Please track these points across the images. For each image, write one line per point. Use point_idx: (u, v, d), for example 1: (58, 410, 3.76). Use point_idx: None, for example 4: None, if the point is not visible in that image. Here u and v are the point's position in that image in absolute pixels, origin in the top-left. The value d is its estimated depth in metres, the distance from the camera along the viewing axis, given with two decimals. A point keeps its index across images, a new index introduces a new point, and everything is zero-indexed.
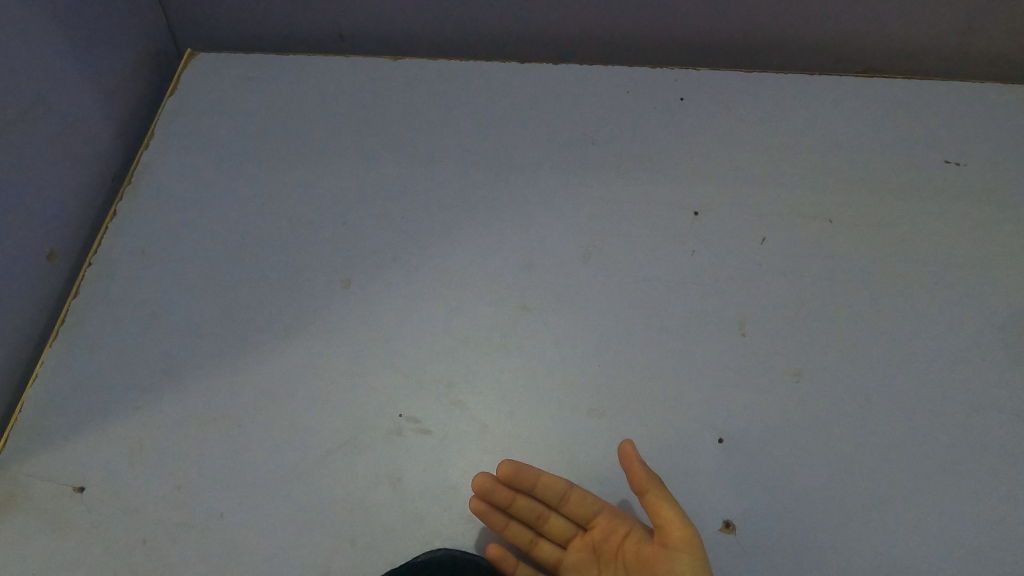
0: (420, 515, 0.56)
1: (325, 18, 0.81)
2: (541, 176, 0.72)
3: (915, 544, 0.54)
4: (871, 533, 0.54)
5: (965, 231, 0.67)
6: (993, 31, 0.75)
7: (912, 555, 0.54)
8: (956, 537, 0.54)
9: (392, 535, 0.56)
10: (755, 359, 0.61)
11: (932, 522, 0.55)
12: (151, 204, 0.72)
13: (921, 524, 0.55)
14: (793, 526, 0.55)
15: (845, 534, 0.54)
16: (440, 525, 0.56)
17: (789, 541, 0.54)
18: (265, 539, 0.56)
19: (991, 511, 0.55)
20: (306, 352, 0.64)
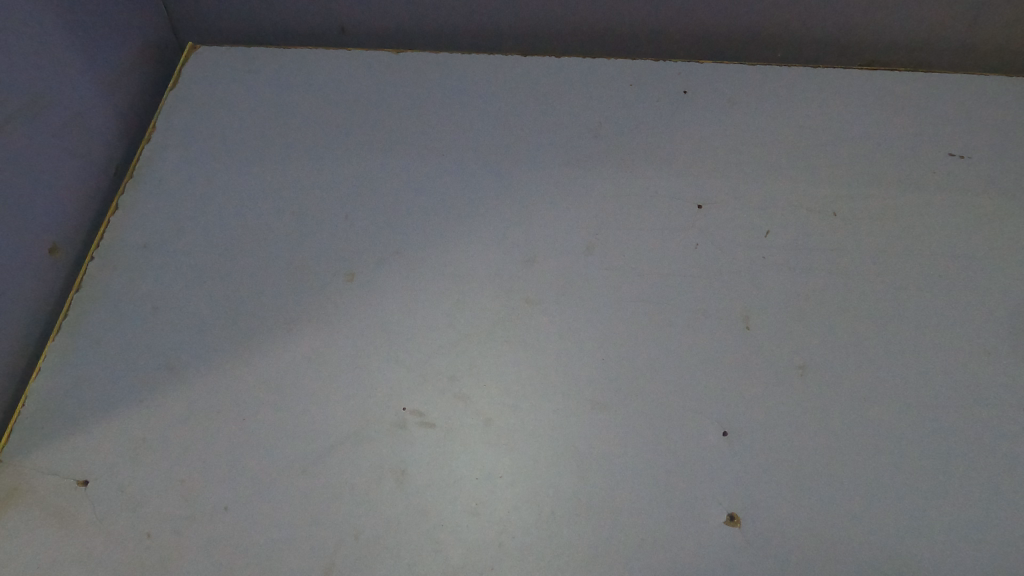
0: (434, 535, 0.63)
1: (331, 14, 0.95)
2: (528, 162, 0.84)
3: (884, 529, 0.63)
4: (847, 530, 0.63)
5: (953, 213, 0.79)
6: (959, 20, 0.89)
7: (882, 549, 0.62)
8: (922, 543, 0.62)
9: (417, 528, 0.63)
10: (726, 318, 0.73)
11: (900, 508, 0.63)
12: (155, 192, 0.83)
13: (887, 509, 0.63)
14: (783, 521, 0.63)
15: (818, 520, 0.63)
16: (448, 540, 0.63)
17: (782, 542, 0.62)
18: (289, 528, 0.63)
19: (959, 506, 0.64)
20: (337, 317, 0.73)
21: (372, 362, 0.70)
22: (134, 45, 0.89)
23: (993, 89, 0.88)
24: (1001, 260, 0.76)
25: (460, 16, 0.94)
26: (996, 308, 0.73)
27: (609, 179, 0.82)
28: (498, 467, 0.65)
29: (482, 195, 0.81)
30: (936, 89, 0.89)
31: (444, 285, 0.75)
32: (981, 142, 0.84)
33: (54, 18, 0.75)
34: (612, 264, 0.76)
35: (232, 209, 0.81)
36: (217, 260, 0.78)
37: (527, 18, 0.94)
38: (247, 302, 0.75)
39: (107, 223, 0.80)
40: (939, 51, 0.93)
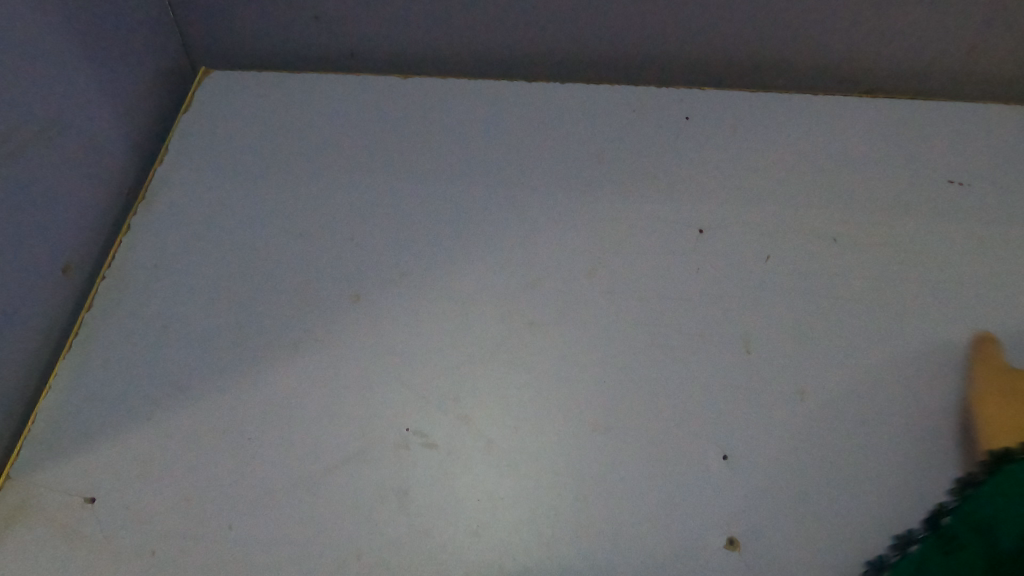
0: (436, 555, 0.63)
1: (341, 42, 0.98)
2: (532, 186, 0.85)
3: (884, 555, 0.63)
4: (847, 557, 0.63)
5: (953, 239, 0.80)
6: (957, 52, 0.91)
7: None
8: None
9: (419, 549, 0.63)
10: (726, 342, 0.73)
11: (900, 535, 0.64)
12: (167, 214, 0.85)
13: (886, 535, 0.64)
14: (783, 547, 0.63)
15: (818, 546, 0.63)
16: (450, 561, 0.63)
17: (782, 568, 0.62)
18: (291, 547, 0.64)
19: None
20: (343, 337, 0.74)
21: (377, 381, 0.71)
22: (149, 70, 0.92)
23: (990, 119, 0.90)
24: (1002, 286, 0.77)
25: (466, 44, 0.96)
26: (997, 333, 0.74)
27: (612, 204, 0.83)
28: (500, 489, 0.66)
29: (488, 218, 0.83)
30: (936, 117, 0.90)
31: (448, 307, 0.76)
32: (980, 170, 0.85)
33: (75, 46, 0.77)
34: (614, 287, 0.77)
35: (241, 230, 0.83)
36: (226, 281, 0.79)
37: (532, 47, 0.96)
38: (256, 321, 0.76)
39: (120, 243, 0.82)
40: (939, 79, 0.95)
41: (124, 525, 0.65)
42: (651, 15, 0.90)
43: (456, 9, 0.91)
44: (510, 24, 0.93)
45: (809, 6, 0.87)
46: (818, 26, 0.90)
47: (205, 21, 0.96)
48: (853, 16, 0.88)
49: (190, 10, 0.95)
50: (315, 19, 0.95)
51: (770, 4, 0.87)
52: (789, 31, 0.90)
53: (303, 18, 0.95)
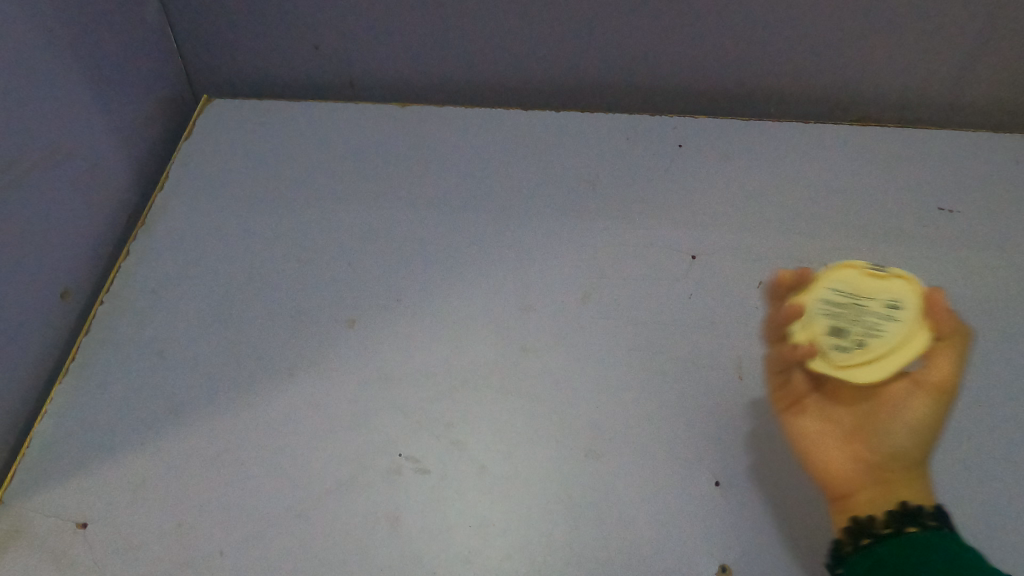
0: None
1: (340, 72, 1.00)
2: (526, 212, 0.86)
3: None
4: None
5: (944, 265, 0.81)
6: (945, 81, 0.93)
7: None
8: None
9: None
10: (718, 368, 0.74)
11: None
12: (166, 239, 0.86)
13: None
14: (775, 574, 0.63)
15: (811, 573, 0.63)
16: None
17: None
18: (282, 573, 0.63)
19: None
20: (338, 362, 0.75)
21: (371, 406, 0.72)
22: (152, 98, 0.94)
23: (981, 146, 0.91)
24: (993, 312, 0.77)
25: (463, 74, 0.98)
26: (988, 360, 0.74)
27: (605, 230, 0.84)
28: (492, 515, 0.66)
29: (483, 244, 0.84)
30: (926, 144, 0.91)
31: (442, 332, 0.77)
32: (970, 197, 0.86)
33: (79, 76, 0.79)
34: (606, 312, 0.78)
35: (239, 255, 0.84)
36: (223, 306, 0.80)
37: (527, 76, 0.98)
38: (251, 346, 0.77)
39: (119, 268, 0.83)
40: (930, 106, 0.96)
41: (115, 550, 0.64)
42: (643, 45, 0.92)
43: (453, 39, 0.93)
44: (506, 54, 0.95)
45: (797, 37, 0.89)
46: (807, 57, 0.91)
47: (207, 51, 0.99)
48: (841, 46, 0.90)
49: (192, 40, 0.97)
50: (315, 49, 0.97)
51: (760, 35, 0.89)
52: (779, 62, 0.92)
53: (303, 48, 0.97)
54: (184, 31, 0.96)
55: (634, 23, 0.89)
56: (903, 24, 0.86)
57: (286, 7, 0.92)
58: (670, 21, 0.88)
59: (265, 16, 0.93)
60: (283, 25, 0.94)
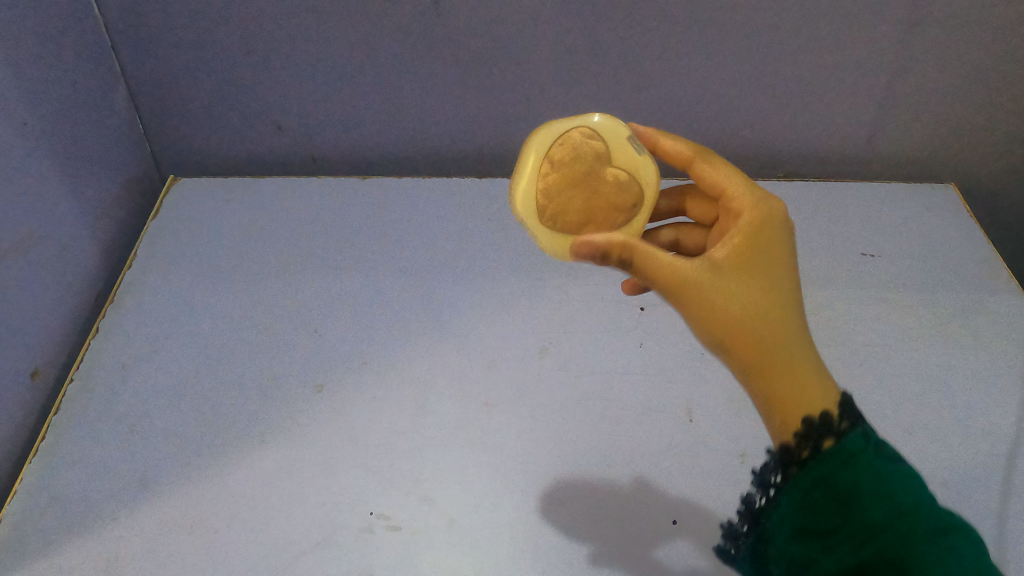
0: None
1: (302, 150, 1.05)
2: (485, 272, 0.92)
3: None
4: None
5: (867, 308, 0.89)
6: (856, 138, 1.03)
7: None
8: None
9: None
10: (670, 410, 0.79)
11: None
12: (134, 315, 0.88)
13: None
14: None
15: None
16: None
17: None
18: None
19: None
20: (307, 425, 0.77)
21: (340, 465, 0.74)
22: (120, 179, 0.97)
23: (890, 199, 1.03)
24: (914, 347, 0.85)
25: (420, 147, 1.05)
26: (915, 390, 0.81)
27: (558, 288, 0.90)
28: (463, 566, 0.68)
29: (445, 304, 0.88)
30: (843, 199, 1.03)
31: (409, 391, 0.80)
32: (886, 244, 0.97)
33: (51, 164, 0.83)
34: (565, 367, 0.82)
35: (207, 326, 0.87)
36: (193, 377, 0.82)
37: (479, 148, 1.05)
38: (222, 415, 0.79)
39: (89, 345, 0.85)
40: (846, 163, 1.07)
41: None
42: (586, 116, 1.00)
43: (409, 116, 1.00)
44: (459, 128, 1.02)
45: (722, 105, 0.99)
46: (733, 121, 1.01)
47: (174, 133, 1.03)
48: (763, 112, 0.99)
49: (159, 124, 1.02)
50: (279, 128, 1.02)
51: (687, 103, 0.98)
52: (707, 127, 1.01)
53: (268, 128, 1.02)
54: (151, 116, 1.01)
55: (575, 97, 0.98)
56: (812, 91, 0.97)
57: (252, 91, 0.98)
58: (607, 93, 0.97)
59: (231, 100, 0.99)
60: (249, 107, 1.00)
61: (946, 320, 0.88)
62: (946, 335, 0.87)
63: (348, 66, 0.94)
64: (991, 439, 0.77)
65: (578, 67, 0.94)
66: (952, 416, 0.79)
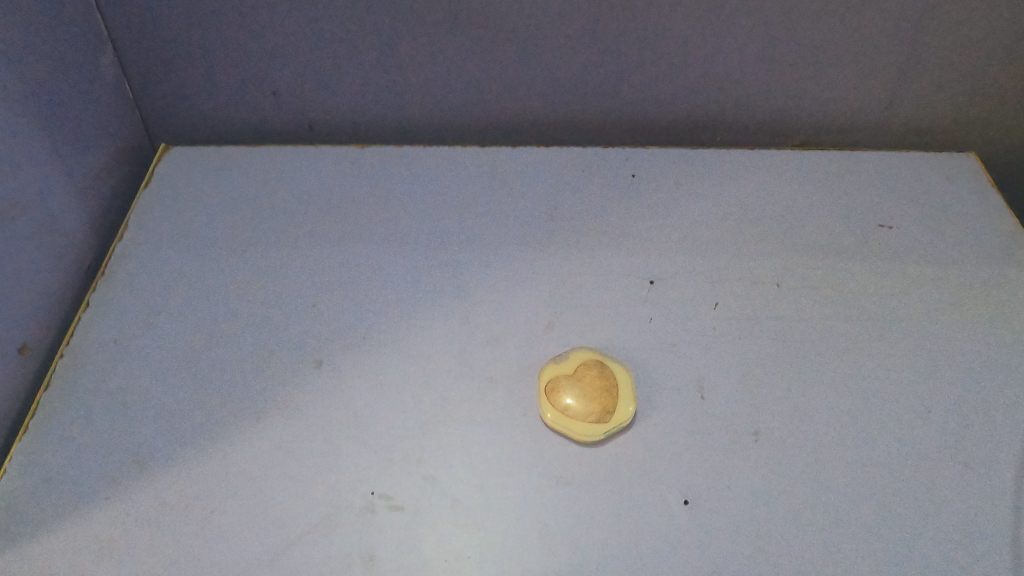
0: None
1: (298, 116, 1.01)
2: (488, 243, 0.88)
3: None
4: None
5: (886, 281, 0.86)
6: (876, 105, 0.99)
7: None
8: None
9: None
10: (681, 387, 0.76)
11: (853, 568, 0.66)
12: (126, 288, 0.85)
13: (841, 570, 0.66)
14: None
15: None
16: None
17: None
18: None
19: (908, 561, 0.67)
20: (306, 402, 0.75)
21: (339, 443, 0.72)
22: (109, 147, 0.94)
23: (911, 166, 0.98)
24: (934, 322, 0.83)
25: (420, 114, 1.01)
26: (933, 367, 0.79)
27: (565, 259, 0.87)
28: (468, 548, 0.66)
29: (448, 277, 0.85)
30: (862, 166, 0.98)
31: (411, 367, 0.77)
32: (905, 215, 0.93)
33: (35, 132, 0.79)
34: (572, 342, 0.80)
35: (201, 299, 0.84)
36: (187, 351, 0.80)
37: (482, 114, 1.00)
38: (218, 392, 0.76)
39: (79, 319, 0.82)
40: (863, 131, 1.02)
41: None
42: (593, 82, 0.96)
43: (409, 81, 0.96)
44: (462, 93, 0.98)
45: (737, 69, 0.94)
46: (747, 86, 0.96)
47: (164, 98, 0.99)
48: (779, 77, 0.95)
49: (148, 88, 0.98)
50: (274, 94, 0.98)
51: (700, 67, 0.94)
52: (720, 92, 0.97)
53: (262, 93, 0.98)
54: (140, 80, 0.97)
55: (582, 60, 0.93)
56: (831, 55, 0.92)
57: (246, 55, 0.94)
58: (617, 57, 0.93)
59: (223, 64, 0.95)
60: (242, 72, 0.96)
61: (967, 294, 0.85)
62: (968, 309, 0.84)
63: (346, 29, 0.90)
64: (1010, 418, 0.75)
65: (586, 29, 0.90)
66: (971, 394, 0.77)
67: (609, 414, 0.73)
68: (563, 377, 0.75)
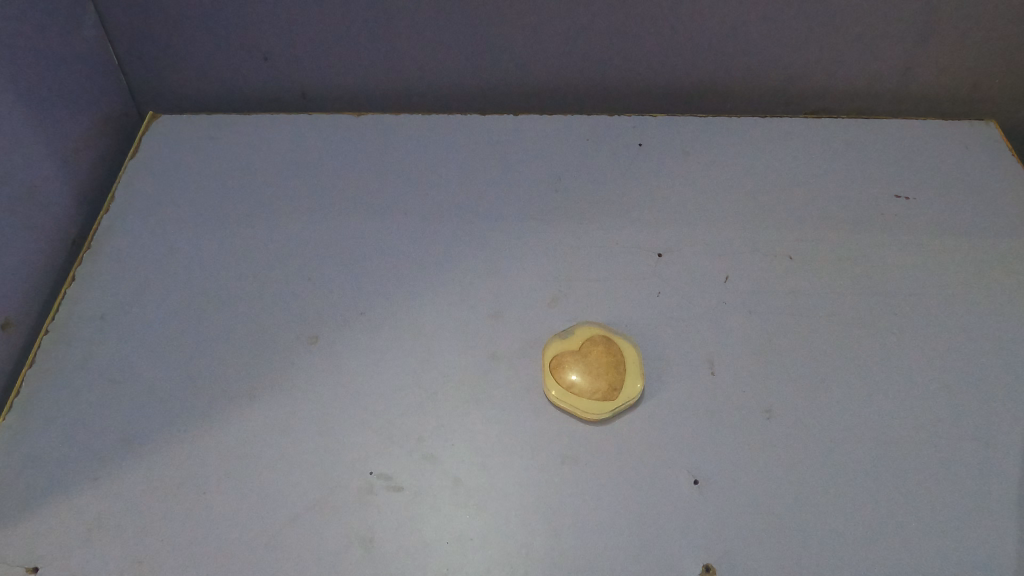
0: None
1: (291, 82, 0.97)
2: (490, 214, 0.85)
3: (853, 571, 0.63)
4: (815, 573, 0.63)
5: (904, 253, 0.83)
6: (894, 69, 0.95)
7: None
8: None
9: None
10: (690, 364, 0.74)
11: (867, 549, 0.64)
12: (113, 261, 0.82)
13: (855, 551, 0.64)
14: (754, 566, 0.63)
15: (789, 562, 0.64)
16: None
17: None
18: None
19: (924, 541, 0.65)
20: (301, 379, 0.72)
21: (336, 422, 0.70)
22: (93, 115, 0.90)
23: (931, 132, 0.94)
24: (953, 297, 0.79)
25: (419, 79, 0.96)
26: (952, 342, 0.76)
27: (570, 231, 0.83)
28: (470, 530, 0.64)
29: (448, 250, 0.82)
30: (881, 132, 0.94)
31: (410, 343, 0.74)
32: (925, 185, 0.89)
33: (12, 99, 0.75)
34: (576, 317, 0.77)
35: (192, 273, 0.81)
36: (177, 327, 0.77)
37: (483, 80, 0.96)
38: (209, 370, 0.73)
39: (65, 294, 0.79)
40: (878, 98, 0.99)
41: None
42: (599, 46, 0.92)
43: (406, 45, 0.92)
44: (462, 58, 0.93)
45: (750, 33, 0.90)
46: (760, 50, 0.92)
47: (150, 63, 0.95)
48: (793, 41, 0.91)
49: (134, 53, 0.93)
50: (265, 59, 0.94)
51: (712, 30, 0.90)
52: (732, 57, 0.93)
53: (252, 58, 0.94)
54: (124, 43, 0.92)
55: (588, 22, 0.89)
56: (850, 17, 0.88)
57: (234, 17, 0.89)
58: (624, 19, 0.88)
59: (211, 27, 0.90)
60: (231, 35, 0.91)
61: (988, 266, 0.82)
62: (989, 282, 0.81)
63: None
64: None
65: None
66: (990, 370, 0.74)
67: (616, 391, 0.70)
68: (568, 354, 0.73)
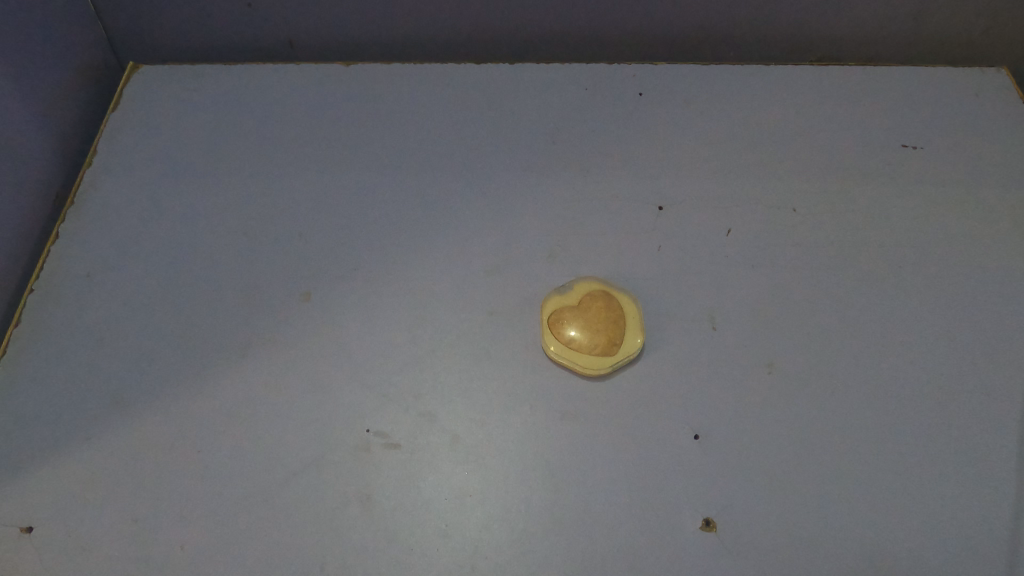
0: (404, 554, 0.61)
1: (276, 31, 0.93)
2: (485, 167, 0.82)
3: (851, 524, 0.63)
4: (814, 525, 0.63)
5: (910, 204, 0.81)
6: (904, 14, 0.91)
7: (851, 536, 0.63)
8: (885, 533, 0.63)
9: (388, 549, 0.61)
10: (690, 319, 0.72)
11: (866, 502, 0.64)
12: (98, 218, 0.79)
13: (853, 503, 0.64)
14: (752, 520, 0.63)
15: (788, 516, 0.63)
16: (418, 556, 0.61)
17: (751, 535, 0.63)
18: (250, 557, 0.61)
19: (923, 493, 0.65)
20: (293, 337, 0.71)
21: (331, 380, 0.68)
22: (71, 65, 0.86)
23: (941, 79, 0.91)
24: (959, 249, 0.78)
25: (410, 27, 0.92)
26: (957, 295, 0.75)
27: (568, 184, 0.81)
28: (468, 486, 0.64)
29: (442, 204, 0.80)
30: (889, 80, 0.90)
31: (405, 299, 0.73)
32: (933, 133, 0.86)
33: None
34: (575, 272, 0.75)
35: (178, 229, 0.79)
36: (165, 285, 0.75)
37: (477, 28, 0.92)
38: (200, 327, 0.72)
39: (49, 251, 0.77)
40: (887, 45, 0.95)
41: (68, 550, 0.61)
42: None
43: None
44: (455, 4, 0.89)
45: None
46: None
47: (129, 11, 0.90)
48: None
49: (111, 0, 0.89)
50: (249, 6, 0.90)
51: None
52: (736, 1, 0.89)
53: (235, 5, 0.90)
54: None
55: None
56: None
57: None
58: None
59: None
60: None
61: (997, 218, 0.80)
62: (997, 233, 0.79)
63: None
64: None
65: None
66: (996, 323, 0.73)
67: (615, 345, 0.69)
68: (567, 309, 0.71)
